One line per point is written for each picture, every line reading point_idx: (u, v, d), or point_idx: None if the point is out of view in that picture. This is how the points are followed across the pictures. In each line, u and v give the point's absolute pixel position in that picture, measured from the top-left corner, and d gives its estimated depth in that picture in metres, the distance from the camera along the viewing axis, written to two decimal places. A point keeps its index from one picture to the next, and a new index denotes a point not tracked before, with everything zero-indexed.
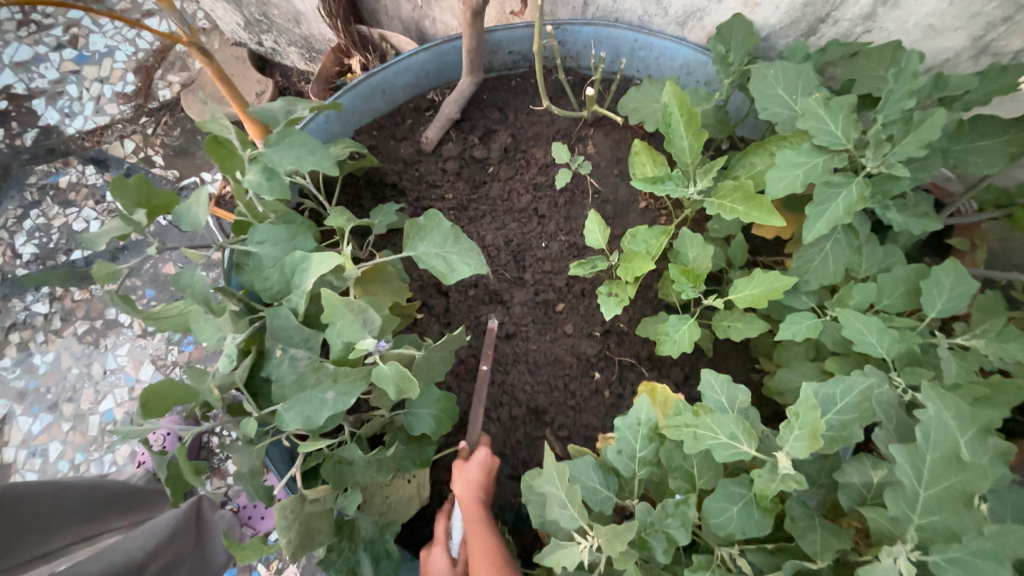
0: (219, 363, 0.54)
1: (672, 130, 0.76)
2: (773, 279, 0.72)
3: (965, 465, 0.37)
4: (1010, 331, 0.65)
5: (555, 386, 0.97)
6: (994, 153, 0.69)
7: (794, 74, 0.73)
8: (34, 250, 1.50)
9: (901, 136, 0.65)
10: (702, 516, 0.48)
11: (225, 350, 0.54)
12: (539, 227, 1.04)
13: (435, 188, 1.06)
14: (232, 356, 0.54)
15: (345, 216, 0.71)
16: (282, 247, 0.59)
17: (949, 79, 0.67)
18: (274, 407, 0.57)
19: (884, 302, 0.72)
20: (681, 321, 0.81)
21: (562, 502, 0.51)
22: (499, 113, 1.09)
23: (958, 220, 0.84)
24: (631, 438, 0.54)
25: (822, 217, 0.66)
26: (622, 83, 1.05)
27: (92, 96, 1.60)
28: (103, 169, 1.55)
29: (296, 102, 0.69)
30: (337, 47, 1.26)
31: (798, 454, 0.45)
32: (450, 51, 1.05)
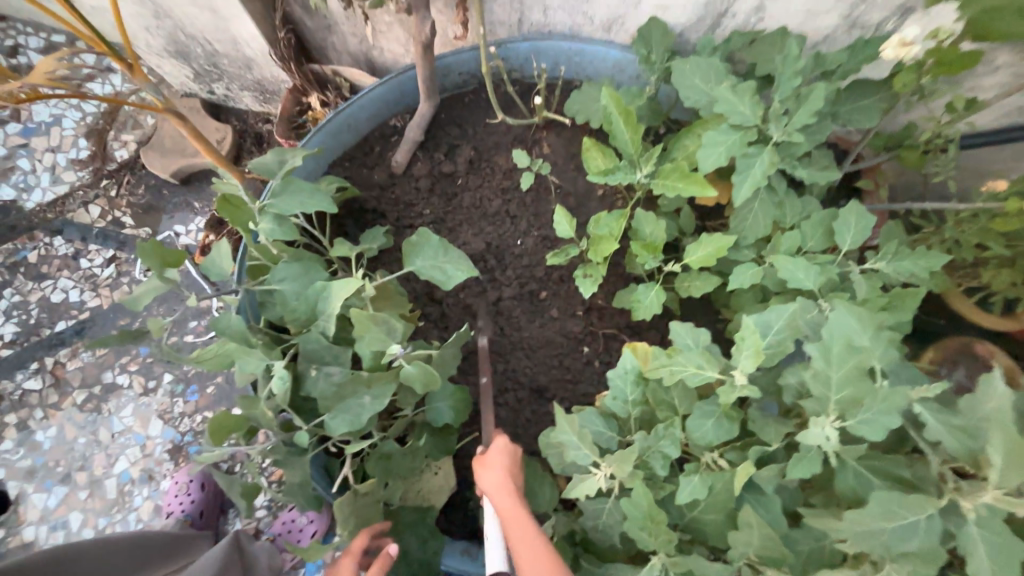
0: (272, 385, 0.63)
1: (614, 126, 0.88)
2: (717, 239, 0.85)
3: (861, 350, 0.51)
4: (904, 250, 0.81)
5: (551, 364, 1.09)
6: (871, 110, 0.84)
7: (706, 66, 0.86)
8: (15, 329, 1.49)
9: (795, 108, 0.79)
10: (687, 433, 0.61)
11: (275, 372, 0.63)
12: (512, 227, 1.15)
13: (412, 207, 1.15)
14: (283, 376, 0.63)
15: (346, 246, 0.80)
16: (302, 280, 0.68)
17: (826, 56, 0.82)
18: (319, 418, 0.66)
19: (808, 244, 0.87)
20: (649, 288, 0.93)
21: (576, 445, 0.63)
22: (459, 129, 1.19)
23: (861, 165, 0.99)
24: (622, 385, 0.66)
25: (745, 183, 0.79)
26: (564, 87, 1.17)
27: (47, 167, 1.60)
28: (71, 238, 1.56)
29: (286, 151, 0.76)
30: (293, 89, 1.33)
31: (749, 370, 0.57)
32: (406, 80, 1.13)
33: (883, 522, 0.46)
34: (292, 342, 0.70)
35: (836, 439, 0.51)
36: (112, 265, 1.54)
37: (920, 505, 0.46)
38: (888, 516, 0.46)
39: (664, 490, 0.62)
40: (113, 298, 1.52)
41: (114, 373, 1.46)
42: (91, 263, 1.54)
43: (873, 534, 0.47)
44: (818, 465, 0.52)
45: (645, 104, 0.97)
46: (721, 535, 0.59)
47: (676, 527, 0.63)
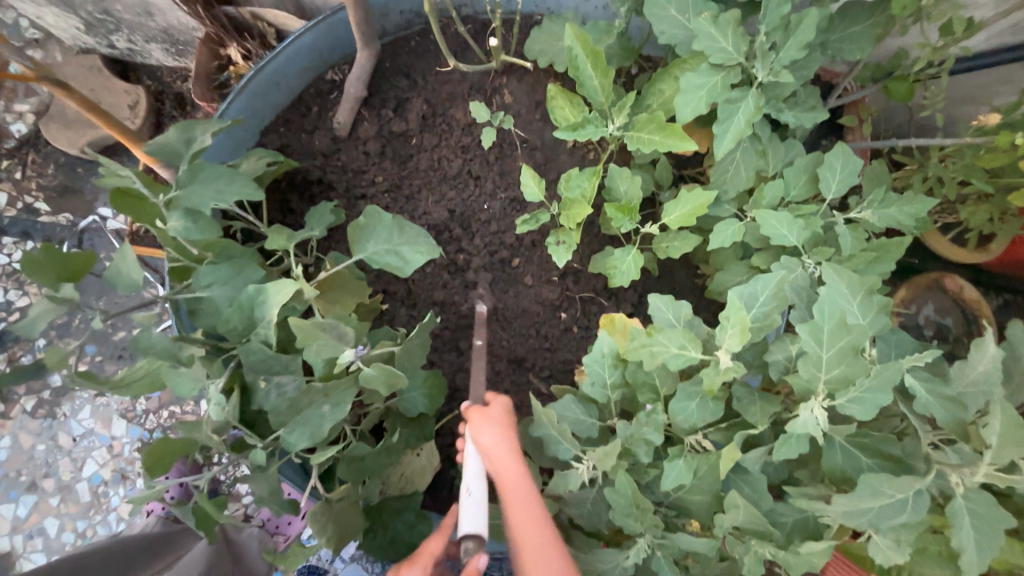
0: (210, 411, 0.57)
1: (580, 72, 0.77)
2: (698, 195, 0.78)
3: (853, 325, 0.48)
4: (891, 197, 0.77)
5: (528, 334, 1.04)
6: (863, 38, 0.76)
7: None
8: None
9: (783, 41, 0.70)
10: (670, 417, 0.58)
11: (211, 398, 0.57)
12: (476, 190, 1.05)
13: (363, 173, 1.03)
14: (219, 402, 0.57)
15: (284, 234, 0.71)
16: (233, 284, 0.60)
17: None
18: (276, 434, 0.61)
19: (792, 194, 0.82)
20: (626, 252, 0.87)
21: (557, 438, 0.60)
22: (407, 80, 1.04)
23: (845, 101, 0.92)
24: (601, 368, 0.62)
25: (727, 133, 0.71)
26: (523, 24, 1.02)
27: None
28: None
29: (192, 127, 0.63)
30: (207, 39, 1.13)
31: (735, 348, 0.54)
32: (338, 23, 0.96)
33: (870, 502, 0.46)
34: (233, 352, 0.62)
35: (824, 422, 0.48)
36: None
37: (908, 485, 0.46)
38: (875, 497, 0.46)
39: (648, 473, 0.60)
40: None
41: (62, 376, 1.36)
42: (10, 258, 1.38)
43: (861, 512, 0.46)
44: (805, 446, 0.50)
45: (614, 42, 0.85)
46: (705, 512, 0.58)
47: (660, 505, 0.62)
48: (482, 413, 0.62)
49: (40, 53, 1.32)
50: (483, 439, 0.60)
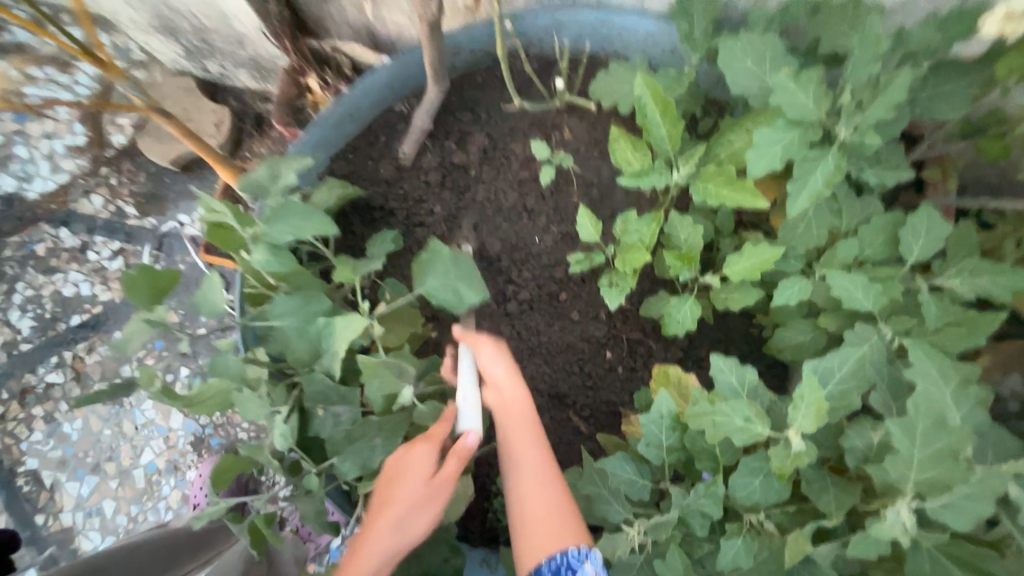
0: (274, 442, 0.59)
1: (649, 120, 0.77)
2: (763, 250, 0.76)
3: (950, 424, 0.44)
4: (983, 266, 0.71)
5: (571, 370, 1.05)
6: (960, 97, 0.71)
7: (762, 45, 0.73)
8: (32, 323, 1.49)
9: (870, 101, 0.67)
10: (729, 491, 0.55)
11: (276, 430, 0.59)
12: (530, 223, 1.06)
13: (422, 202, 1.06)
14: (285, 434, 0.59)
15: (350, 266, 0.74)
16: (303, 315, 0.62)
17: (910, 33, 0.69)
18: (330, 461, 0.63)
19: (867, 254, 0.77)
20: (683, 301, 0.85)
21: (607, 498, 0.59)
22: (472, 114, 1.07)
23: (931, 156, 0.86)
24: (656, 430, 0.60)
25: (803, 192, 0.68)
26: (590, 64, 1.03)
27: (45, 154, 1.54)
28: (77, 230, 1.52)
29: (279, 163, 0.68)
30: (290, 70, 1.24)
31: (807, 429, 0.50)
32: (413, 60, 1.01)
33: None
34: (296, 380, 0.65)
35: (910, 525, 0.45)
36: (120, 257, 1.51)
37: None
38: None
39: (700, 547, 0.57)
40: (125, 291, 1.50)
41: (132, 367, 1.47)
42: (99, 256, 1.51)
43: None
44: (884, 549, 0.46)
45: (684, 89, 0.84)
46: None
47: None
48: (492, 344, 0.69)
49: (143, 73, 1.47)
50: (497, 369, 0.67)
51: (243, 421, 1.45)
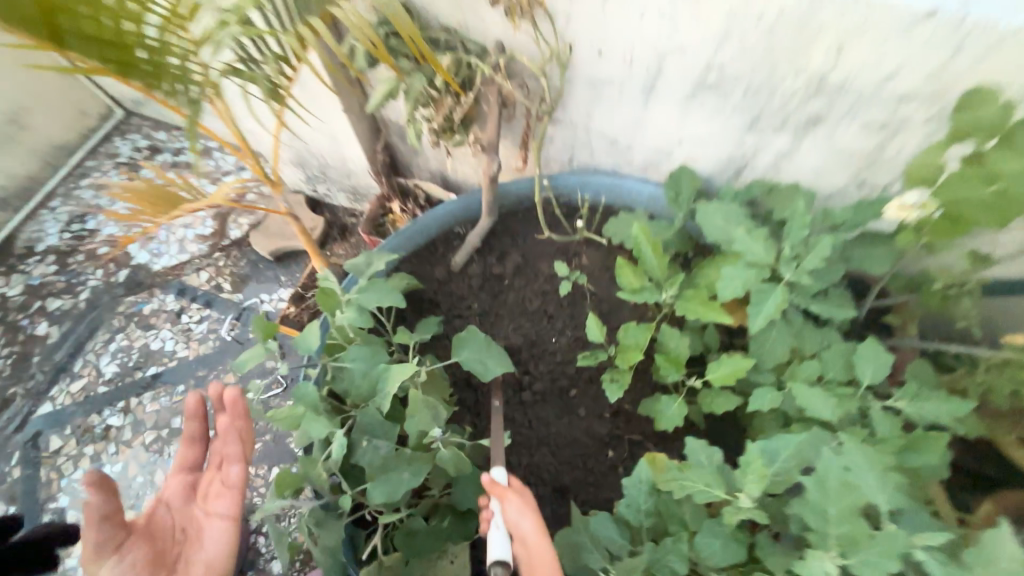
0: (332, 451, 0.74)
1: (643, 253, 1.03)
2: (736, 360, 0.93)
3: (856, 489, 0.56)
4: (924, 392, 0.84)
5: (575, 465, 1.16)
6: (882, 258, 0.94)
7: (726, 210, 1.01)
8: (116, 369, 1.74)
9: (805, 254, 0.90)
10: (694, 550, 0.64)
11: (337, 439, 0.74)
12: (549, 325, 1.29)
13: (463, 300, 1.32)
14: (343, 443, 0.74)
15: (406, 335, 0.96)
16: (370, 365, 0.82)
17: (833, 212, 0.95)
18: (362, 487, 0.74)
19: (827, 374, 0.92)
20: (672, 401, 0.99)
21: (590, 549, 0.68)
22: (511, 239, 1.38)
23: (881, 303, 1.05)
24: (636, 493, 0.71)
25: (760, 314, 0.88)
26: (605, 211, 1.35)
27: (178, 238, 1.98)
28: (179, 297, 1.86)
29: (375, 257, 0.96)
30: (381, 195, 1.64)
31: (753, 492, 0.62)
32: (474, 200, 1.38)
33: None
34: (351, 415, 0.81)
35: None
36: (205, 322, 1.81)
37: None
38: None
39: None
40: (199, 351, 1.76)
41: (182, 419, 1.64)
42: (189, 319, 1.82)
43: None
44: None
45: (674, 235, 1.12)
46: None
47: None
48: (518, 497, 0.71)
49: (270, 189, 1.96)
50: (524, 523, 0.69)
51: (262, 485, 1.54)
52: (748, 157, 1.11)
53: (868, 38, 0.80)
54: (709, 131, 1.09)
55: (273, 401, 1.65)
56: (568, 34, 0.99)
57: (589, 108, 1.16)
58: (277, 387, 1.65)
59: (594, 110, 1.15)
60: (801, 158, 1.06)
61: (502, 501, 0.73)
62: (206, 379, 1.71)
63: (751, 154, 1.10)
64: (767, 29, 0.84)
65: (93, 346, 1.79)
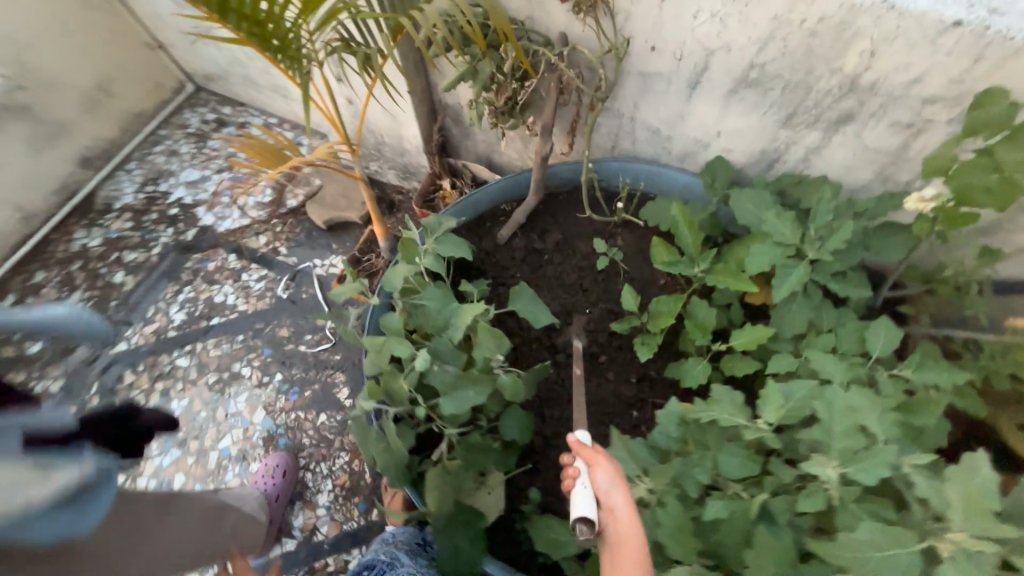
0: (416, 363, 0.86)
1: (679, 229, 1.15)
2: (755, 329, 1.04)
3: (859, 413, 0.67)
4: (928, 364, 0.94)
5: (602, 422, 1.28)
6: (899, 246, 1.04)
7: (757, 197, 1.13)
8: (182, 317, 1.93)
9: (828, 235, 1.01)
10: (716, 465, 0.76)
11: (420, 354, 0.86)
12: (583, 297, 1.42)
13: (508, 270, 1.47)
14: (426, 358, 0.86)
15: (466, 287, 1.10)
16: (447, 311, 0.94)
17: (858, 202, 1.05)
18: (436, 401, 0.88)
19: (842, 347, 1.03)
20: (697, 362, 1.11)
21: (628, 459, 0.80)
22: (552, 218, 1.51)
23: (896, 291, 1.15)
24: (666, 421, 0.84)
25: (785, 286, 1.00)
26: (643, 196, 1.47)
27: (240, 204, 2.16)
28: (241, 257, 2.03)
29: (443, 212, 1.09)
30: (433, 173, 1.77)
31: (769, 417, 0.74)
32: (522, 179, 1.51)
33: (868, 548, 0.59)
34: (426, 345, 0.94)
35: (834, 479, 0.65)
36: (264, 281, 1.97)
37: (904, 542, 0.59)
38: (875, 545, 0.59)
39: (693, 508, 0.75)
40: (258, 306, 1.92)
41: (241, 365, 1.82)
42: (250, 277, 1.99)
43: (863, 568, 0.59)
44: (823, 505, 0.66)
45: (706, 218, 1.23)
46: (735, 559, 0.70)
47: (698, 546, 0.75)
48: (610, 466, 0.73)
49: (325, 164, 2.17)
50: (616, 496, 0.70)
51: (310, 428, 1.70)
52: (780, 151, 1.22)
53: (899, 46, 0.90)
54: (746, 125, 1.20)
55: (322, 356, 1.81)
56: (627, 34, 1.11)
57: (636, 98, 1.28)
58: (327, 342, 1.82)
59: (641, 101, 1.28)
60: (830, 153, 1.16)
61: (592, 465, 0.74)
62: (263, 331, 1.87)
63: (783, 149, 1.21)
64: (808, 33, 0.95)
65: (163, 295, 1.98)
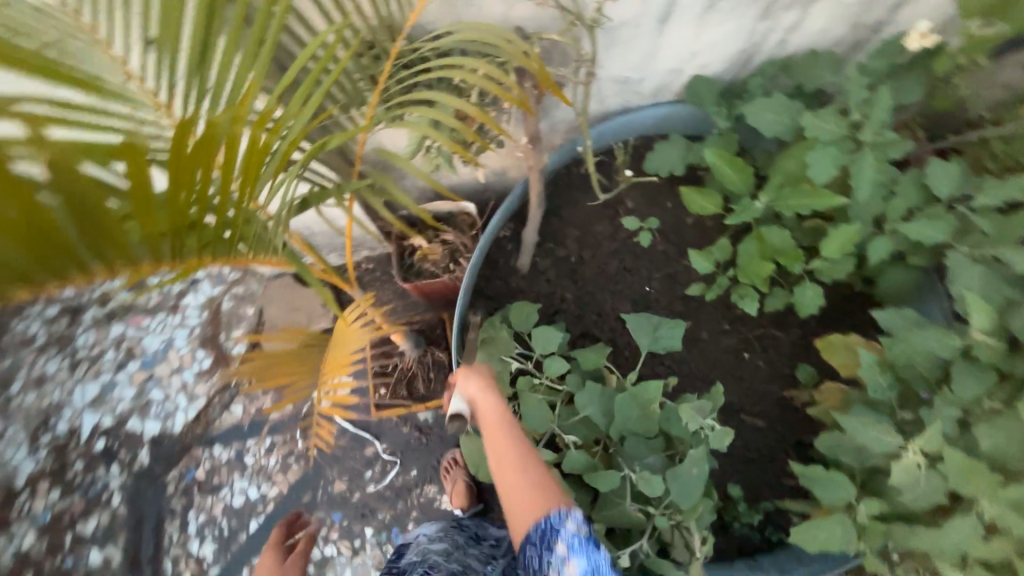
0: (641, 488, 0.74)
1: (722, 172, 1.08)
2: (848, 230, 1.01)
3: None
4: (998, 182, 0.99)
5: (728, 380, 1.22)
6: (916, 88, 1.05)
7: (775, 103, 1.06)
8: (213, 545, 1.56)
9: (872, 111, 0.98)
10: (955, 393, 0.75)
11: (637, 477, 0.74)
12: (636, 278, 1.31)
13: (553, 295, 1.32)
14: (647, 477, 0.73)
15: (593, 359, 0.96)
16: (595, 397, 0.83)
17: (870, 65, 1.03)
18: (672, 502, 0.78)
19: (915, 204, 1.05)
20: (804, 288, 1.08)
21: (876, 435, 0.77)
22: (559, 218, 1.35)
23: (907, 125, 1.18)
24: (873, 375, 0.81)
25: (863, 180, 0.97)
26: (633, 148, 1.35)
27: (178, 388, 1.70)
28: (227, 442, 1.64)
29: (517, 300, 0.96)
30: (394, 237, 1.48)
31: (986, 327, 0.73)
32: (513, 198, 1.30)
33: None
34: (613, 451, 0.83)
35: None
36: (275, 451, 1.63)
37: None
38: None
39: (960, 442, 0.75)
40: (290, 480, 1.60)
41: (320, 548, 1.54)
42: (255, 455, 1.63)
43: None
44: None
45: (727, 145, 1.15)
46: (1020, 460, 0.71)
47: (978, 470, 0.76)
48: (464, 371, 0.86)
49: (244, 286, 1.76)
50: (471, 387, 0.84)
51: None
52: (757, 45, 1.14)
53: None
54: (722, 35, 1.10)
55: (398, 481, 1.59)
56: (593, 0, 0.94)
57: (601, 56, 1.11)
58: (394, 464, 1.59)
59: (606, 57, 1.11)
60: (808, 24, 1.10)
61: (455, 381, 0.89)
62: (316, 500, 1.58)
63: (759, 41, 1.14)
64: None
65: (170, 539, 1.57)
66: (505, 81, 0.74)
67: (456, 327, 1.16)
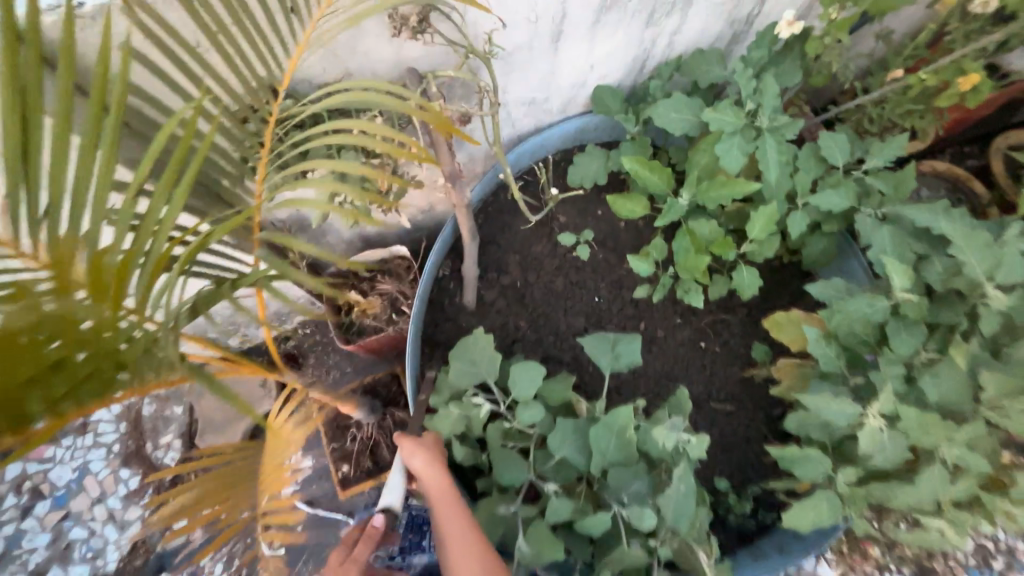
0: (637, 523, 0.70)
1: (642, 176, 1.10)
2: (767, 210, 1.05)
3: None
4: (880, 143, 1.08)
5: (691, 373, 1.23)
6: (794, 70, 1.12)
7: (676, 103, 1.10)
8: None
9: (762, 98, 1.04)
10: (895, 351, 0.79)
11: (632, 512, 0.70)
12: (583, 290, 1.29)
13: (508, 324, 1.27)
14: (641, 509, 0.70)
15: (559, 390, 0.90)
16: (569, 435, 0.78)
17: (750, 56, 1.09)
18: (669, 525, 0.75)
19: (818, 175, 1.12)
20: (741, 271, 1.11)
21: (838, 407, 0.79)
22: (495, 245, 1.32)
23: (794, 103, 1.27)
24: (821, 349, 0.84)
25: (769, 163, 1.02)
26: (554, 164, 1.35)
27: (105, 518, 1.47)
28: (176, 566, 1.43)
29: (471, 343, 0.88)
30: (328, 298, 1.37)
31: (907, 286, 0.77)
32: (446, 235, 1.24)
33: None
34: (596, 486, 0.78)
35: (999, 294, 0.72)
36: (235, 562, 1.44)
37: None
38: None
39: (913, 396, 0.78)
40: None
41: None
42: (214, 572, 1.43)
43: None
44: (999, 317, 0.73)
45: (641, 148, 1.18)
46: (963, 402, 0.76)
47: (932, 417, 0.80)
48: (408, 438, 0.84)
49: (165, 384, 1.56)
50: (415, 458, 0.81)
51: None
52: (648, 50, 1.18)
53: None
54: (615, 45, 1.13)
55: None
56: (483, 31, 0.95)
57: (502, 83, 1.10)
58: None
59: (508, 82, 1.10)
60: (689, 25, 1.16)
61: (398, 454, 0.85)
62: None
63: (648, 47, 1.18)
64: None
65: None
66: (402, 138, 0.66)
67: (410, 384, 1.08)
